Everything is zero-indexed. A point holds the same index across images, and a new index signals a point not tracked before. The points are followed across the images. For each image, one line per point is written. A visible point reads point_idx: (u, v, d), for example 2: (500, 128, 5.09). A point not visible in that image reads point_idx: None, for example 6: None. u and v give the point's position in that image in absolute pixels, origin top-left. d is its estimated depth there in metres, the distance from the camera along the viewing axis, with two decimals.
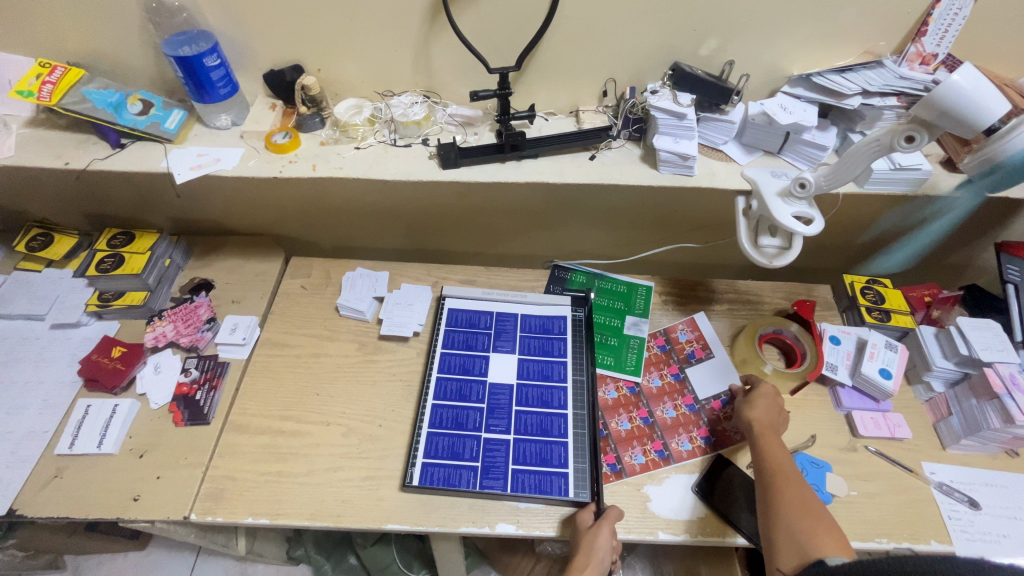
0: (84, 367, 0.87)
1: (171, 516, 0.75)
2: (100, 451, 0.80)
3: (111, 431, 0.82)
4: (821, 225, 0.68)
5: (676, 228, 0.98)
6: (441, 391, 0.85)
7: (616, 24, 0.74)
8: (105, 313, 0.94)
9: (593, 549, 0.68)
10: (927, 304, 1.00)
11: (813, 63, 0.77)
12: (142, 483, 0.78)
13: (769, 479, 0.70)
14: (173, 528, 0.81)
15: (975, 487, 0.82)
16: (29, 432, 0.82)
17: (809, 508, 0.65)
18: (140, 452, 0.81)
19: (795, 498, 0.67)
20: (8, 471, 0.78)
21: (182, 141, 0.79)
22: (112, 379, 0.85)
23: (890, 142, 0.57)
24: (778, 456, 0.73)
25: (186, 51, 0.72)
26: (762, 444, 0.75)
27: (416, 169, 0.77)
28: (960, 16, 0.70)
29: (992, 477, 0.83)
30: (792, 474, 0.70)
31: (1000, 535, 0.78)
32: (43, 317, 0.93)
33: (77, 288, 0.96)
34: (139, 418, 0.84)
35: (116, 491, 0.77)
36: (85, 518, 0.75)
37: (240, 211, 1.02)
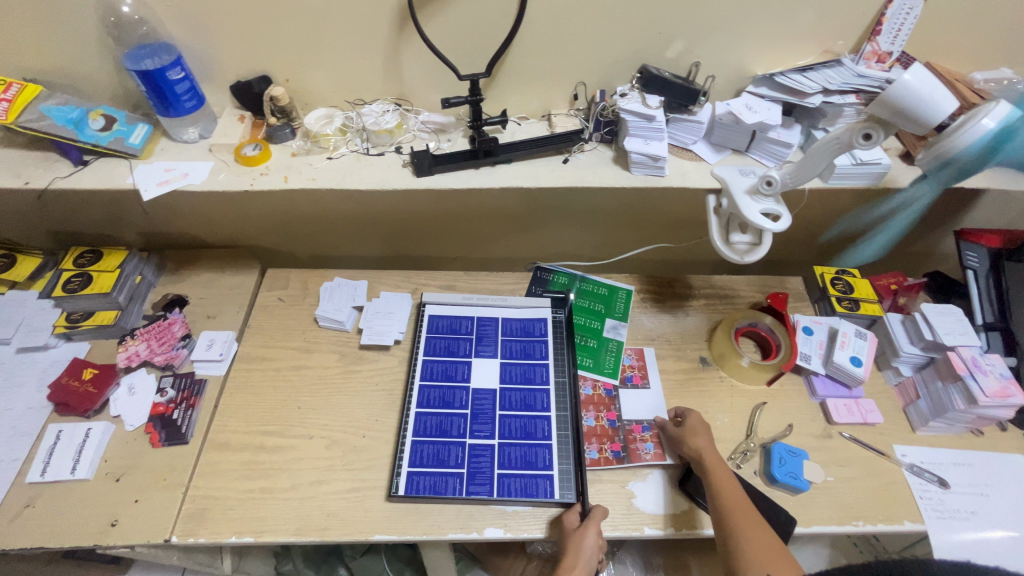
0: (53, 392, 0.84)
1: (152, 539, 0.74)
2: (74, 476, 0.78)
3: (85, 456, 0.79)
4: (789, 221, 0.70)
5: (651, 227, 1.00)
6: (425, 399, 0.85)
7: (584, 29, 0.75)
8: (74, 335, 0.92)
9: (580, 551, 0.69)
10: (894, 292, 1.03)
11: (775, 62, 0.79)
12: (120, 507, 0.76)
13: (725, 514, 0.71)
14: (154, 551, 0.80)
15: (944, 467, 0.86)
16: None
17: (769, 546, 0.67)
18: (117, 476, 0.79)
19: (756, 544, 0.67)
20: None
21: (148, 156, 0.77)
22: (84, 402, 0.83)
23: (848, 139, 0.59)
24: (732, 489, 0.74)
25: (148, 64, 0.70)
26: (713, 477, 0.75)
27: (389, 178, 0.76)
28: (912, 15, 0.73)
29: (960, 456, 0.87)
30: (744, 505, 0.72)
31: (968, 511, 0.82)
32: (8, 340, 0.90)
33: (43, 309, 0.93)
34: (114, 440, 0.82)
35: (93, 517, 0.75)
36: (61, 546, 0.73)
37: (212, 224, 1.01)
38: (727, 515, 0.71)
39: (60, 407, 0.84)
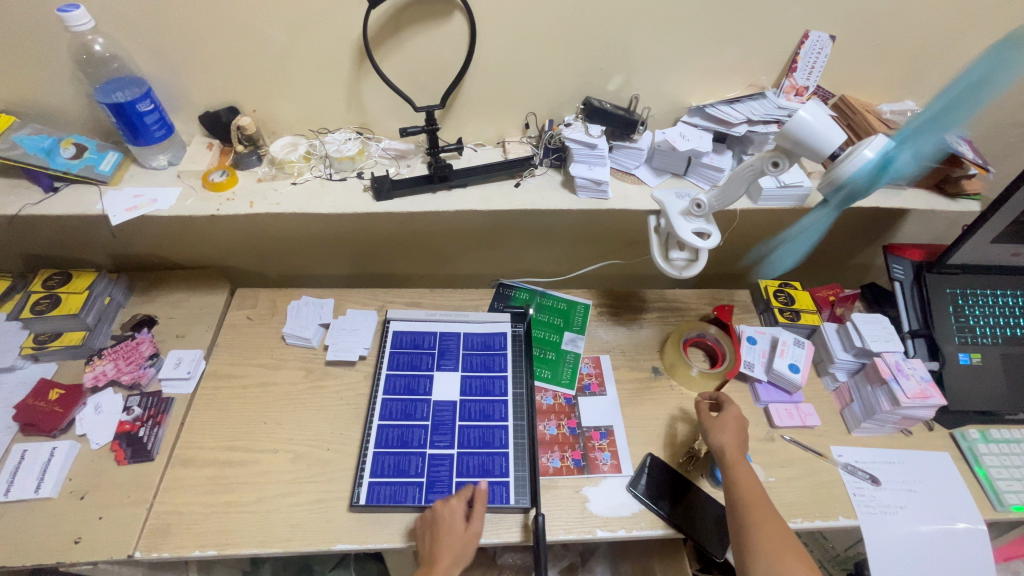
0: (18, 412, 0.85)
1: (115, 555, 0.75)
2: (37, 495, 0.79)
3: (49, 475, 0.81)
4: (718, 239, 0.76)
5: (604, 245, 1.06)
6: (387, 412, 0.88)
7: (531, 64, 0.81)
8: (42, 356, 0.93)
9: (456, 543, 0.72)
10: (832, 303, 1.10)
11: (707, 95, 0.87)
12: (84, 525, 0.78)
13: (742, 509, 0.75)
14: (118, 568, 0.81)
15: (877, 465, 0.92)
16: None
17: (783, 544, 0.71)
18: (81, 494, 0.80)
19: (774, 536, 0.71)
20: None
21: (117, 182, 0.80)
22: (49, 422, 0.84)
23: (761, 166, 0.66)
24: (750, 484, 0.77)
25: (119, 97, 0.74)
26: (733, 471, 0.79)
27: (351, 202, 0.81)
28: (823, 54, 0.81)
29: (891, 455, 0.93)
30: (761, 501, 0.75)
31: (897, 506, 0.88)
32: None
33: (10, 331, 0.95)
34: (79, 459, 0.84)
35: (56, 535, 0.76)
36: (23, 565, 0.74)
37: (182, 246, 1.04)
38: (743, 510, 0.75)
39: (27, 427, 0.85)
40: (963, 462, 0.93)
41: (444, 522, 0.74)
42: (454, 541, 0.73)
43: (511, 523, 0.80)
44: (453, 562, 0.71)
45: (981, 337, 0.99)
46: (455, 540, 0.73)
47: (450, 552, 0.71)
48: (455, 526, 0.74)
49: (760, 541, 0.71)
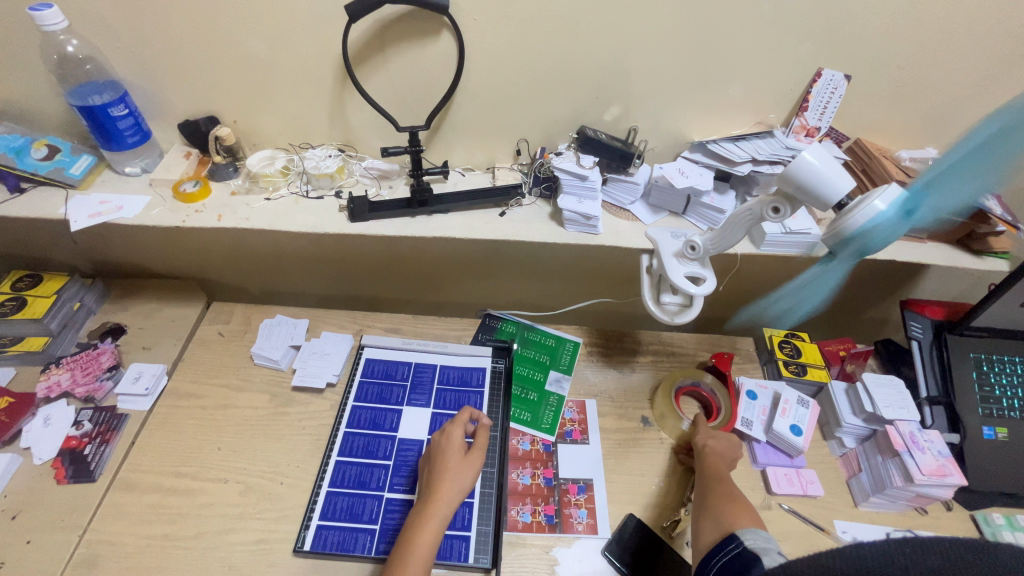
0: None
1: None
2: None
3: None
4: (714, 285, 0.70)
5: (597, 281, 1.00)
6: (347, 447, 0.82)
7: (522, 89, 0.77)
8: (0, 360, 0.90)
9: (464, 467, 0.70)
10: (842, 359, 1.02)
11: (710, 131, 0.82)
12: (9, 548, 0.72)
13: (707, 487, 0.74)
14: None
15: None
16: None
17: (734, 499, 0.71)
18: (13, 514, 0.75)
19: (725, 491, 0.72)
20: None
21: (87, 187, 0.78)
22: None
23: (760, 211, 0.60)
24: (718, 471, 0.77)
25: (92, 100, 0.72)
26: (703, 451, 0.81)
27: (324, 222, 0.77)
28: (837, 94, 0.76)
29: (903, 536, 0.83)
30: (725, 483, 0.74)
31: None
32: None
33: None
34: (18, 475, 0.79)
35: None
36: None
37: (160, 254, 1.00)
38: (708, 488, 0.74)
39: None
40: None
41: (451, 442, 0.73)
42: (463, 464, 0.70)
43: None
44: (459, 485, 0.68)
45: (1008, 409, 0.90)
46: (462, 462, 0.71)
47: (459, 480, 0.69)
48: (456, 442, 0.73)
49: (718, 508, 0.69)
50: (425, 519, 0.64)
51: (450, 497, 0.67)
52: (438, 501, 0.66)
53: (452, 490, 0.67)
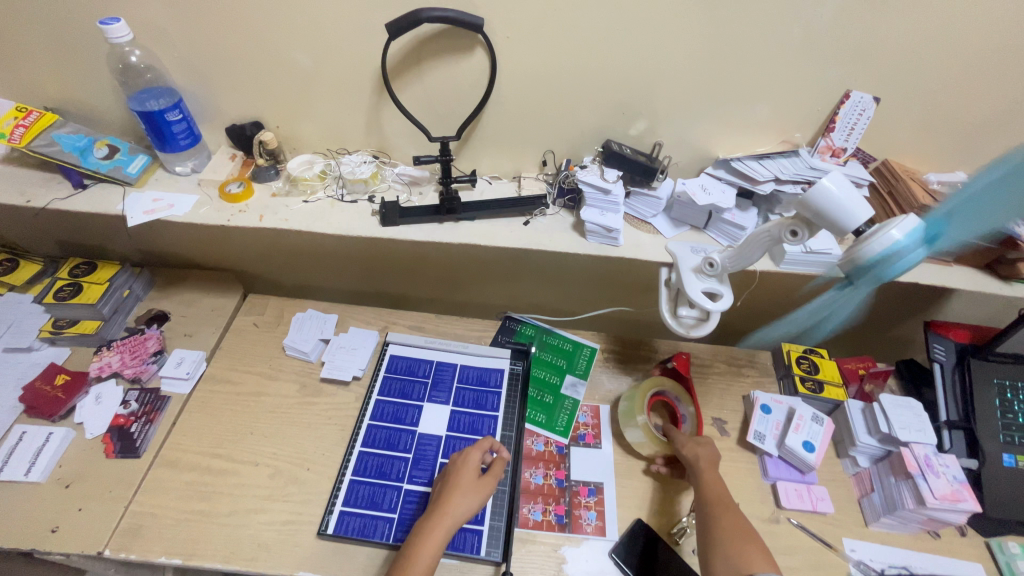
0: (25, 394, 0.89)
1: (86, 550, 0.76)
2: (27, 479, 0.81)
3: (42, 459, 0.83)
4: (730, 301, 0.71)
5: (616, 290, 1.02)
6: (370, 439, 0.87)
7: (550, 103, 0.80)
8: (58, 340, 0.97)
9: (475, 491, 0.72)
10: (861, 377, 1.02)
11: (734, 148, 0.83)
12: (63, 514, 0.79)
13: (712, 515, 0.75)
14: (91, 562, 0.81)
15: (895, 568, 0.82)
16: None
17: (743, 533, 0.71)
18: (67, 482, 0.82)
19: (732, 524, 0.72)
20: None
21: (142, 184, 0.84)
22: (51, 407, 0.87)
23: (779, 234, 0.61)
24: (722, 493, 0.77)
25: (151, 105, 0.77)
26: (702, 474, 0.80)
27: (357, 225, 0.81)
28: (865, 116, 0.76)
29: (914, 559, 0.83)
30: (736, 512, 0.75)
31: None
32: None
33: (34, 313, 0.99)
34: (72, 447, 0.86)
35: (36, 521, 0.78)
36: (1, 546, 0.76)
37: (202, 247, 1.07)
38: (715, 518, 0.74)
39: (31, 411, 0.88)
40: None
41: (467, 463, 0.75)
42: (474, 488, 0.73)
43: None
44: (466, 507, 0.71)
45: None
46: (475, 485, 0.73)
47: (466, 501, 0.71)
48: (472, 465, 0.76)
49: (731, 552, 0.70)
50: (428, 533, 0.68)
51: (456, 520, 0.69)
52: (445, 521, 0.69)
53: (457, 512, 0.70)
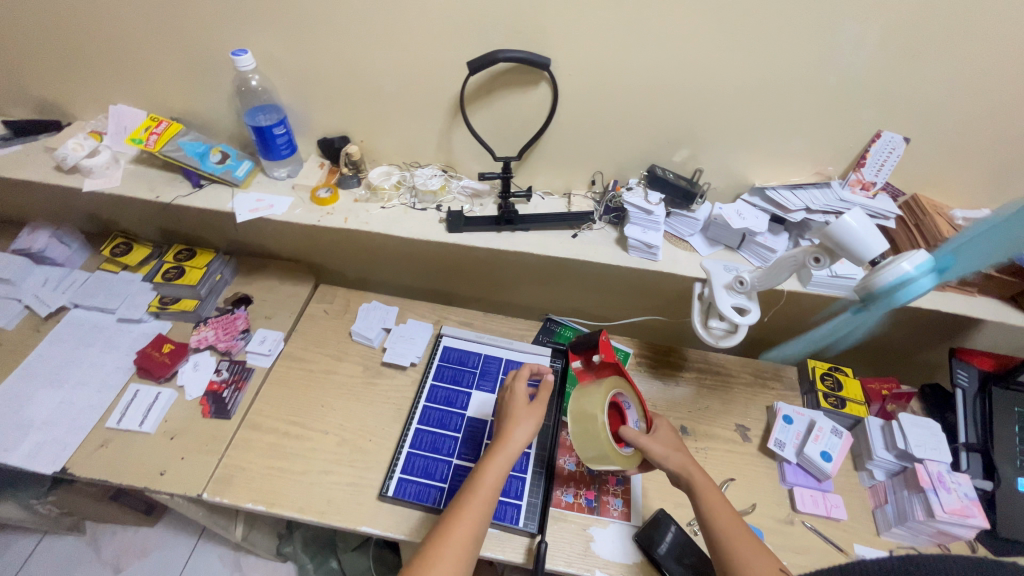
0: (138, 358, 1.05)
1: (188, 491, 0.90)
2: (140, 429, 0.97)
3: (152, 414, 0.98)
4: (757, 316, 0.79)
5: (652, 300, 1.11)
6: (425, 418, 0.98)
7: (603, 131, 0.89)
8: (162, 314, 1.13)
9: (532, 414, 0.80)
10: (883, 398, 1.07)
11: (770, 176, 0.90)
12: (169, 461, 0.94)
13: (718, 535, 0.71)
14: (187, 504, 0.96)
15: None
16: (88, 405, 0.99)
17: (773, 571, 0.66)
18: (171, 435, 0.97)
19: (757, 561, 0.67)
20: (68, 435, 0.95)
21: (246, 186, 0.98)
22: (159, 370, 1.03)
23: (804, 260, 0.69)
24: (725, 509, 0.74)
25: (261, 120, 0.91)
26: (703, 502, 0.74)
27: (427, 230, 0.93)
28: (894, 154, 0.83)
29: None
30: (743, 529, 0.71)
31: None
32: (114, 311, 1.13)
33: (143, 290, 1.16)
34: (174, 406, 1.01)
35: (148, 464, 0.93)
36: (120, 483, 0.91)
37: (284, 241, 1.21)
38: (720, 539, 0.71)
39: (141, 371, 1.04)
40: None
41: (520, 394, 0.84)
42: (530, 412, 0.80)
43: (516, 544, 0.86)
44: (526, 429, 0.78)
45: None
46: (530, 410, 0.81)
47: (523, 424, 0.78)
48: (524, 394, 0.84)
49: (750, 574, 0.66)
50: (490, 458, 0.74)
51: (517, 442, 0.76)
52: (505, 441, 0.77)
53: (517, 433, 0.78)
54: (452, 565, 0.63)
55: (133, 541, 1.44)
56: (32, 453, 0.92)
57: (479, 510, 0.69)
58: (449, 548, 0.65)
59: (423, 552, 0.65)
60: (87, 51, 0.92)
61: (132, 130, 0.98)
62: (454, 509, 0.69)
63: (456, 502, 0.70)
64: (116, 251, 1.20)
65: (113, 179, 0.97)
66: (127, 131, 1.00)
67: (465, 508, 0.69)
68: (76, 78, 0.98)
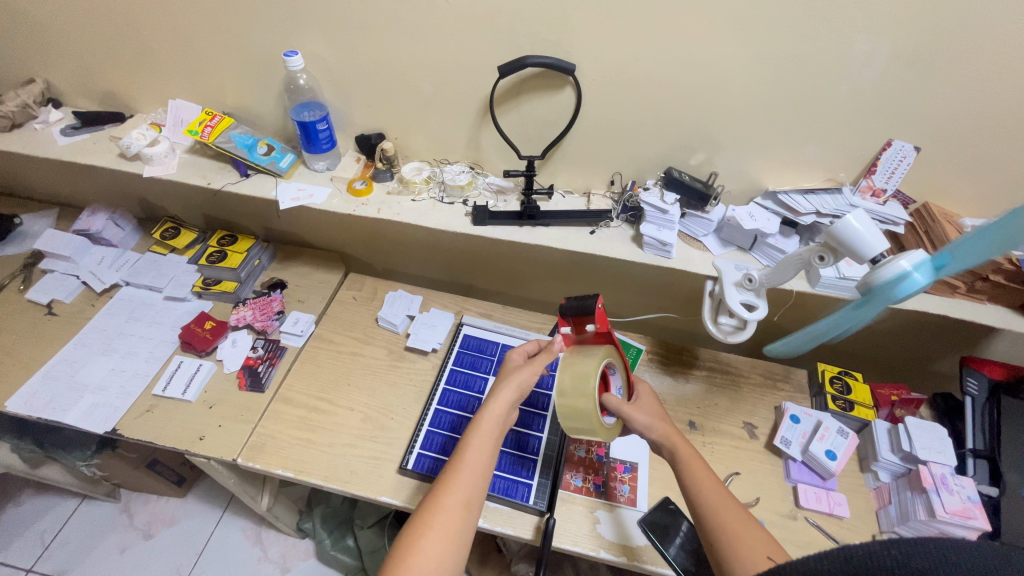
0: (182, 332, 1.13)
1: (224, 456, 0.98)
2: (183, 397, 1.04)
3: (193, 384, 1.06)
4: (765, 312, 0.83)
5: (665, 298, 1.14)
6: (445, 399, 1.04)
7: (623, 134, 0.95)
8: (204, 294, 1.22)
9: (524, 373, 0.81)
10: (893, 403, 1.08)
11: (783, 181, 0.94)
12: (207, 427, 1.01)
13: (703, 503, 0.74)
14: (221, 468, 1.03)
15: None
16: (136, 373, 1.08)
17: (749, 528, 0.70)
18: (210, 404, 1.05)
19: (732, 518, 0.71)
20: (117, 400, 1.04)
21: (289, 177, 1.06)
22: (201, 345, 1.11)
23: (809, 258, 0.73)
24: (709, 477, 0.77)
25: (306, 116, 0.99)
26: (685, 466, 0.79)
27: (454, 222, 0.99)
28: (905, 162, 0.86)
29: None
30: (731, 501, 0.73)
31: None
32: (161, 289, 1.22)
33: (189, 271, 1.25)
34: (213, 378, 1.09)
35: (188, 430, 1.01)
36: (163, 445, 0.99)
37: (317, 231, 1.29)
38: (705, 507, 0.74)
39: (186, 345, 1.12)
40: None
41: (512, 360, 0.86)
42: (521, 374, 0.81)
43: (525, 521, 0.91)
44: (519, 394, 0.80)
45: None
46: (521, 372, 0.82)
47: (514, 388, 0.80)
48: (518, 359, 0.87)
49: (737, 544, 0.68)
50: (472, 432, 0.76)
51: (508, 407, 0.78)
52: (496, 404, 0.78)
53: (508, 398, 0.79)
54: (450, 526, 0.66)
55: (163, 510, 1.53)
56: (86, 413, 1.01)
57: (476, 476, 0.71)
58: (445, 510, 0.67)
59: (420, 515, 0.67)
60: (154, 50, 1.02)
61: (189, 122, 1.07)
62: (448, 474, 0.71)
63: (450, 467, 0.72)
64: (165, 235, 1.30)
65: (170, 166, 1.06)
66: (183, 123, 1.09)
67: (460, 473, 0.71)
68: (141, 74, 1.07)
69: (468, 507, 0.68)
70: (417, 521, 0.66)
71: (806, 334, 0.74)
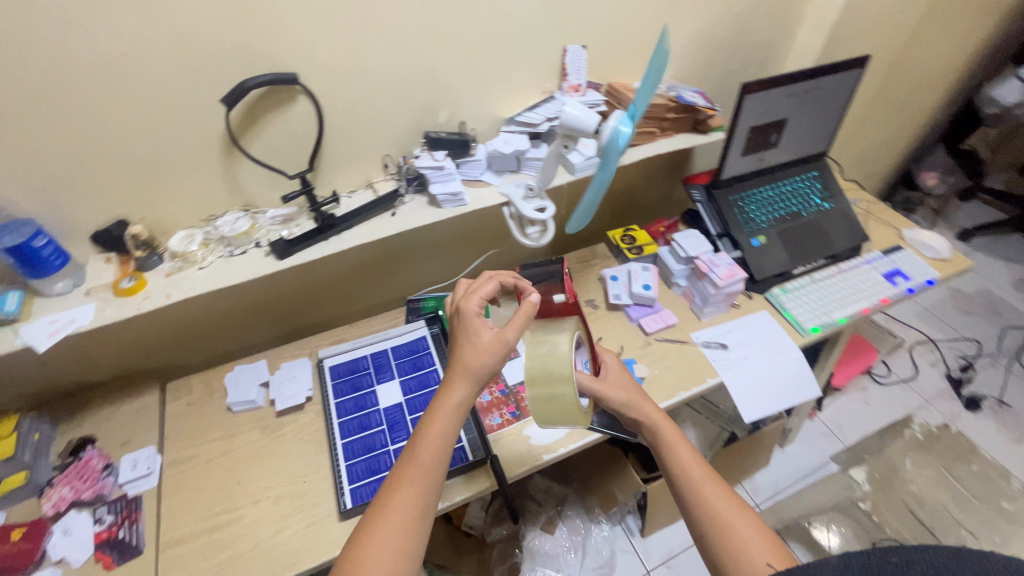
0: None
1: None
2: None
3: None
4: (552, 208, 1.01)
5: (479, 241, 1.29)
6: (346, 431, 1.03)
7: (372, 120, 1.01)
8: None
9: (479, 351, 0.66)
10: (663, 233, 1.43)
11: (513, 106, 1.13)
12: None
13: (696, 495, 0.74)
14: None
15: (724, 336, 1.23)
16: None
17: (733, 505, 0.71)
18: None
19: (718, 500, 0.72)
20: None
21: (29, 316, 0.86)
22: (22, 560, 0.87)
23: (558, 149, 0.92)
24: (693, 459, 0.79)
25: (8, 239, 0.80)
26: (665, 446, 0.82)
27: (258, 267, 0.95)
28: (581, 61, 1.11)
29: (732, 325, 1.25)
30: (714, 487, 0.74)
31: (743, 359, 1.18)
32: None
33: None
34: None
35: None
36: None
37: (99, 361, 1.08)
38: (692, 501, 0.74)
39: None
40: (776, 311, 1.28)
41: (467, 320, 0.69)
42: (474, 348, 0.67)
43: (474, 476, 0.98)
44: (483, 370, 0.66)
45: (761, 224, 1.35)
46: (488, 339, 0.67)
47: (464, 373, 0.66)
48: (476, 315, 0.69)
49: (735, 536, 0.67)
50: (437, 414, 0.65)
51: (472, 387, 0.66)
52: (454, 391, 0.66)
53: (468, 377, 0.66)
54: (395, 536, 0.59)
55: None
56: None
57: (428, 472, 0.63)
58: (387, 523, 0.59)
59: (362, 534, 0.59)
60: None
61: None
62: (397, 483, 0.62)
63: (402, 469, 0.63)
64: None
65: None
66: None
67: (406, 479, 0.62)
68: None
69: (418, 516, 0.61)
70: (357, 541, 0.59)
71: (584, 206, 0.93)
